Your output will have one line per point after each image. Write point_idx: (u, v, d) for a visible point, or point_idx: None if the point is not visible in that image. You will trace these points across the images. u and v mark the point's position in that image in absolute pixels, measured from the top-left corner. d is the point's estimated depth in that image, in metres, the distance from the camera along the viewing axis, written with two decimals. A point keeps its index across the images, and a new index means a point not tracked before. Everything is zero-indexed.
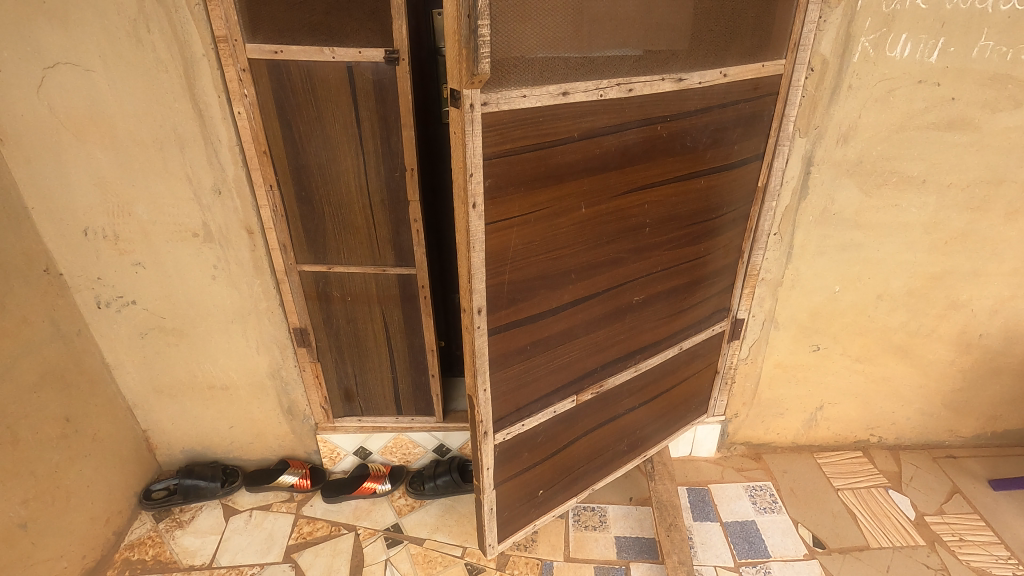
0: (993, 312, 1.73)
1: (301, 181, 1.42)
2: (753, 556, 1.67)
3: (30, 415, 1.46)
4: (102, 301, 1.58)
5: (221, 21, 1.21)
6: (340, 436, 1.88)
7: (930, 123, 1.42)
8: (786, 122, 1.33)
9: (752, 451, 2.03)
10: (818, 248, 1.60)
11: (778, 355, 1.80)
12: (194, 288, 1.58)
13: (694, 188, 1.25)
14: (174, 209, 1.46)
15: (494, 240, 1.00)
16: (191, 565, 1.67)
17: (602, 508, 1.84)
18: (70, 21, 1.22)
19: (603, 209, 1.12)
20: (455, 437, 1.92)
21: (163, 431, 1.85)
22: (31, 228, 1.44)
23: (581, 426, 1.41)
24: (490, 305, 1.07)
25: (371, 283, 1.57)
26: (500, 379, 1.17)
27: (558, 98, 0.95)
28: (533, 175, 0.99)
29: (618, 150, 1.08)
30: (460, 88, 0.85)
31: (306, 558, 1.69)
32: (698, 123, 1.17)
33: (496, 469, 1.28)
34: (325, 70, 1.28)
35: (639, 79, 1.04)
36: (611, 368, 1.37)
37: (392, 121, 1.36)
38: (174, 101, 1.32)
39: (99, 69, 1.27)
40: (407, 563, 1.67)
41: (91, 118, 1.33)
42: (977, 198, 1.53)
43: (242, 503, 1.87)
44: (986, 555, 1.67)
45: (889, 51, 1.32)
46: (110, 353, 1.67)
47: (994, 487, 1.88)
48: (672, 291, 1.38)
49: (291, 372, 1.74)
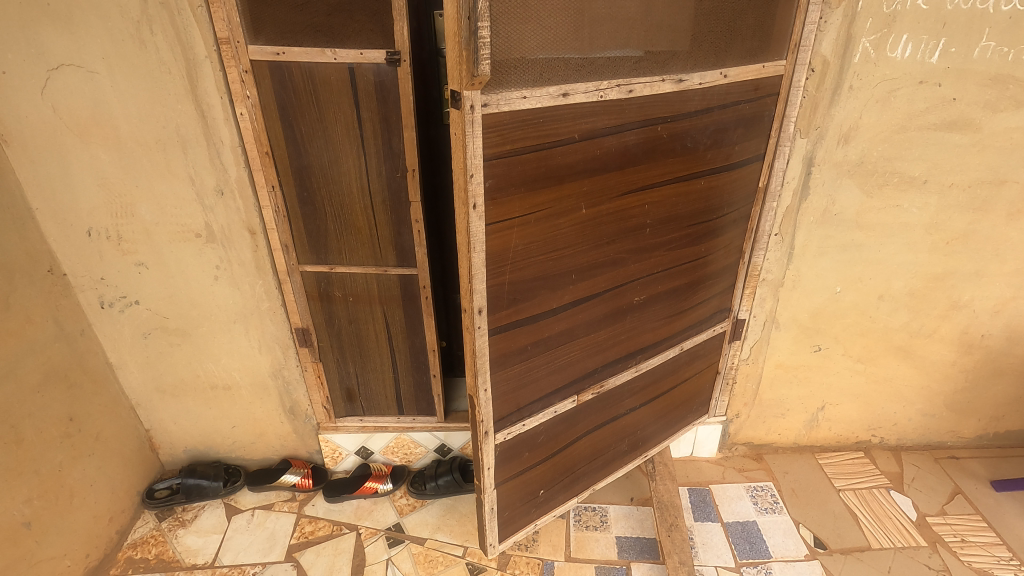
0: (995, 312, 1.73)
1: (302, 182, 1.43)
2: (753, 557, 1.67)
3: (34, 414, 1.47)
4: (106, 301, 1.59)
5: (224, 23, 1.21)
6: (342, 435, 1.88)
7: (931, 124, 1.42)
8: (787, 123, 1.33)
9: (753, 452, 2.03)
10: (819, 249, 1.60)
11: (780, 355, 1.80)
12: (197, 288, 1.58)
13: (694, 189, 1.26)
14: (177, 209, 1.47)
15: (495, 241, 1.01)
16: (194, 564, 1.68)
17: (603, 509, 1.84)
18: (74, 22, 1.23)
19: (603, 209, 1.12)
20: (456, 437, 1.92)
21: (166, 431, 1.86)
22: (34, 228, 1.45)
23: (582, 426, 1.41)
24: (491, 306, 1.07)
25: (372, 284, 1.58)
26: (500, 379, 1.17)
27: (558, 99, 0.95)
28: (533, 175, 0.99)
29: (619, 150, 1.08)
30: (461, 89, 0.85)
31: (307, 558, 1.69)
32: (698, 124, 1.17)
33: (497, 468, 1.28)
34: (327, 71, 1.28)
35: (639, 80, 1.04)
36: (612, 369, 1.37)
37: (394, 121, 1.36)
38: (177, 102, 1.32)
39: (102, 71, 1.28)
40: (408, 563, 1.68)
41: (94, 119, 1.34)
42: (979, 198, 1.53)
43: (244, 502, 1.88)
44: (987, 556, 1.66)
45: (889, 51, 1.32)
46: (113, 353, 1.68)
47: (996, 488, 1.87)
48: (672, 292, 1.38)
49: (293, 372, 1.75)
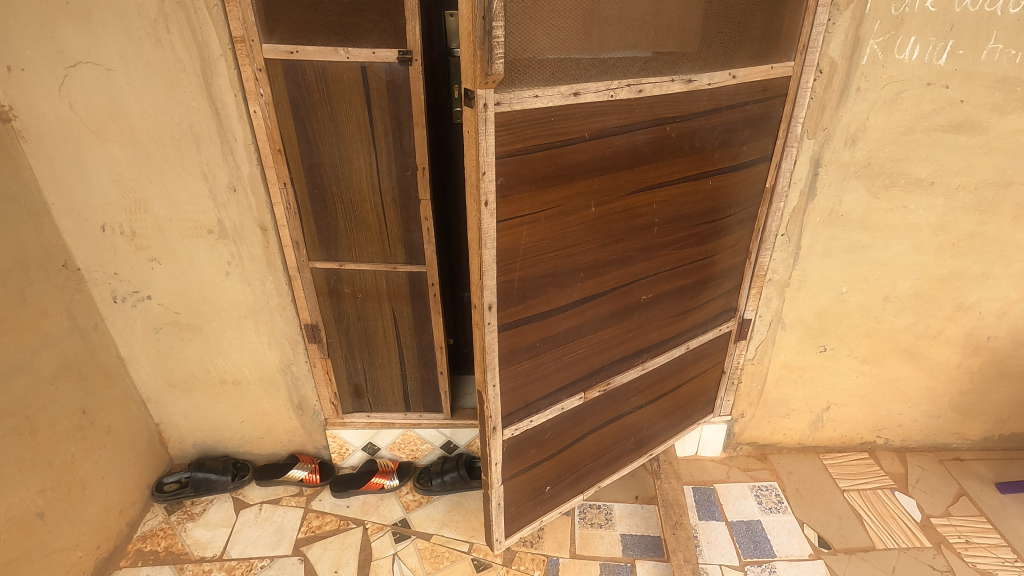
0: (1001, 314, 1.73)
1: (314, 179, 1.44)
2: (758, 555, 1.67)
3: (48, 407, 1.49)
4: (118, 295, 1.61)
5: (239, 21, 1.23)
6: (349, 431, 1.90)
7: (938, 125, 1.43)
8: (794, 122, 1.34)
9: (758, 452, 2.03)
10: (826, 249, 1.61)
11: (785, 355, 1.81)
12: (209, 284, 1.60)
13: (703, 188, 1.27)
14: (189, 205, 1.49)
15: (506, 238, 1.02)
16: (203, 556, 1.69)
17: (608, 507, 1.85)
18: (93, 21, 1.25)
19: (612, 208, 1.13)
20: (462, 434, 1.93)
21: (175, 425, 1.87)
22: (50, 223, 1.47)
23: (589, 423, 1.43)
24: (500, 302, 1.08)
25: (381, 280, 1.59)
26: (509, 375, 1.18)
27: (569, 98, 0.97)
28: (544, 173, 1.00)
29: (628, 150, 1.09)
30: (474, 88, 0.86)
31: (315, 551, 1.71)
32: (707, 124, 1.19)
33: (505, 463, 1.30)
34: (340, 70, 1.30)
35: (649, 80, 1.05)
36: (618, 367, 1.38)
37: (404, 120, 1.38)
38: (191, 99, 1.35)
39: (119, 69, 1.30)
40: (415, 558, 1.69)
41: (110, 116, 1.36)
42: (986, 200, 1.54)
43: (253, 496, 1.90)
44: (991, 557, 1.66)
45: (897, 53, 1.33)
46: (124, 347, 1.70)
47: (1001, 491, 1.87)
48: (680, 291, 1.39)
49: (302, 368, 1.77)
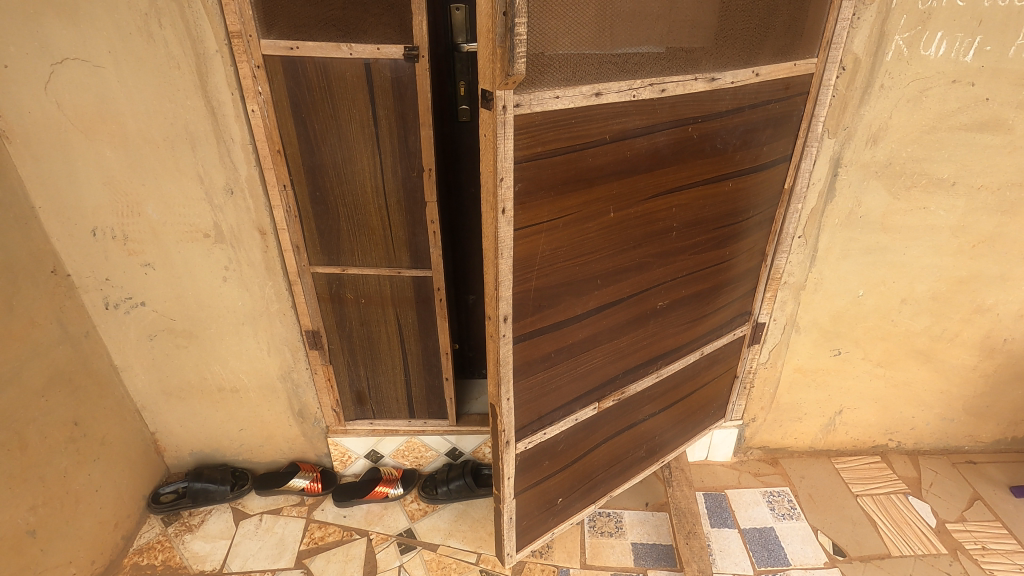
0: (1018, 316, 1.70)
1: (316, 181, 1.38)
2: (773, 564, 1.64)
3: (38, 419, 1.43)
4: (111, 302, 1.54)
5: (236, 16, 1.16)
6: (352, 439, 1.85)
7: (962, 124, 1.38)
8: (815, 121, 1.29)
9: (769, 456, 2.00)
10: (843, 251, 1.57)
11: (799, 359, 1.77)
12: (205, 290, 1.54)
13: (723, 191, 1.22)
14: (184, 208, 1.42)
15: (523, 246, 0.97)
16: (202, 570, 1.64)
17: (618, 514, 1.81)
18: (81, 15, 1.18)
19: (631, 212, 1.08)
20: (468, 441, 1.88)
21: (172, 434, 1.81)
22: (38, 227, 1.40)
23: (602, 433, 1.38)
24: (516, 313, 1.03)
25: (385, 285, 1.54)
26: (523, 388, 1.13)
27: (591, 99, 0.91)
28: (563, 178, 0.95)
29: (648, 152, 1.04)
30: (493, 89, 0.81)
31: (318, 564, 1.66)
32: (729, 124, 1.13)
33: (517, 477, 1.25)
34: (342, 67, 1.23)
35: (672, 79, 1.00)
36: (632, 375, 1.34)
37: (410, 119, 1.32)
38: (185, 97, 1.28)
39: (109, 66, 1.23)
40: (421, 570, 1.64)
41: (100, 115, 1.29)
42: (1008, 201, 1.49)
43: (253, 506, 1.84)
44: (1008, 564, 1.64)
45: (923, 50, 1.28)
46: (117, 354, 1.63)
47: (1015, 494, 1.85)
48: (696, 296, 1.34)
49: (302, 375, 1.71)
